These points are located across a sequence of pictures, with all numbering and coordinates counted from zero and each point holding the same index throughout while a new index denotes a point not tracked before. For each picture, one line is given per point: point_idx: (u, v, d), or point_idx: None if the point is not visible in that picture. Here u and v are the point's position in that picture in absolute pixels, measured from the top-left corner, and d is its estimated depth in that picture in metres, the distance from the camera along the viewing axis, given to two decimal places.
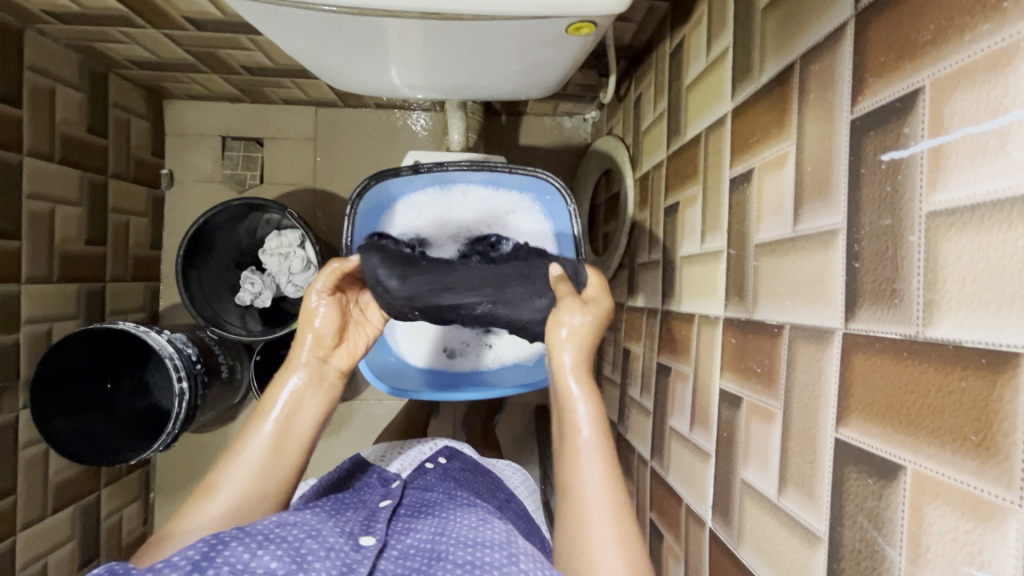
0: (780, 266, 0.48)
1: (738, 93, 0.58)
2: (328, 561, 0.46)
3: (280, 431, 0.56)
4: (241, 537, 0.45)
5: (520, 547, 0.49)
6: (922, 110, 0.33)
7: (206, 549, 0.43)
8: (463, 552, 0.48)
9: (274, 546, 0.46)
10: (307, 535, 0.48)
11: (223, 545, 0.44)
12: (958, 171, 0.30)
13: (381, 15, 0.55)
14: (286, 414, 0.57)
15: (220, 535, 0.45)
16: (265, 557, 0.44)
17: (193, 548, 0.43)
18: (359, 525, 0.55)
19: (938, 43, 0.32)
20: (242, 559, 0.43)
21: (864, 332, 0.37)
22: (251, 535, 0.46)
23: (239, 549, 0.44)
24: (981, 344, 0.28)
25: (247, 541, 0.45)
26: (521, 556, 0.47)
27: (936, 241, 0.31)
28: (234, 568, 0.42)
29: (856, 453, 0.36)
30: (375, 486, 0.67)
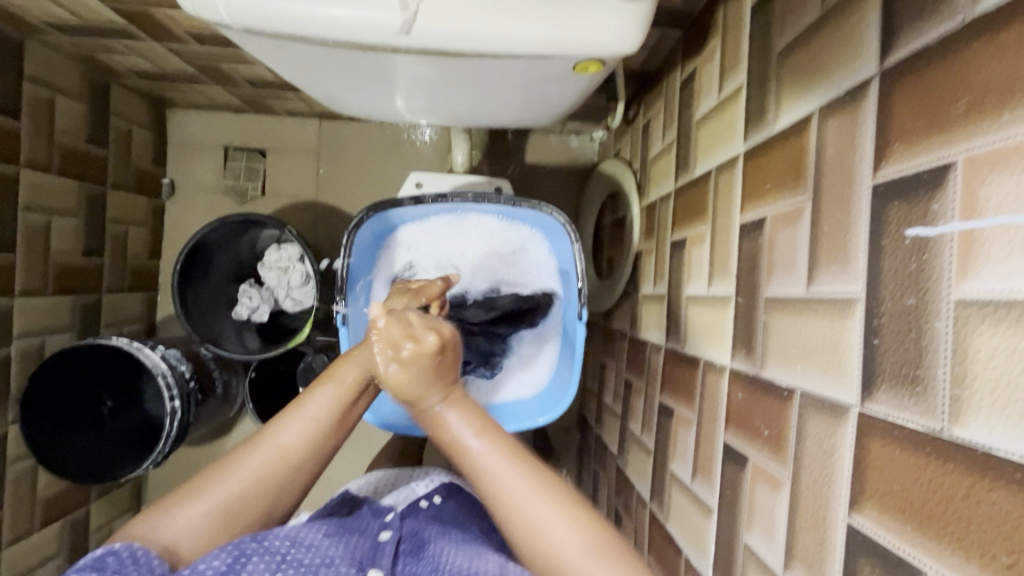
0: (791, 327, 0.45)
1: (750, 136, 0.55)
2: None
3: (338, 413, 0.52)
4: (262, 552, 0.44)
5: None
6: (953, 188, 0.30)
7: (231, 561, 0.43)
8: None
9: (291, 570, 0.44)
10: (321, 563, 0.46)
11: (246, 559, 0.43)
12: (992, 261, 0.28)
13: (382, 49, 0.53)
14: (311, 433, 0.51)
15: (242, 546, 0.44)
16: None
17: (217, 557, 0.43)
18: (365, 556, 0.51)
19: (972, 117, 0.29)
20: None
21: (883, 416, 0.34)
22: (270, 552, 0.45)
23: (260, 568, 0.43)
24: (1014, 456, 0.26)
25: (267, 560, 0.44)
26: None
27: (964, 333, 0.29)
28: None
29: (870, 544, 0.34)
30: (369, 518, 0.60)
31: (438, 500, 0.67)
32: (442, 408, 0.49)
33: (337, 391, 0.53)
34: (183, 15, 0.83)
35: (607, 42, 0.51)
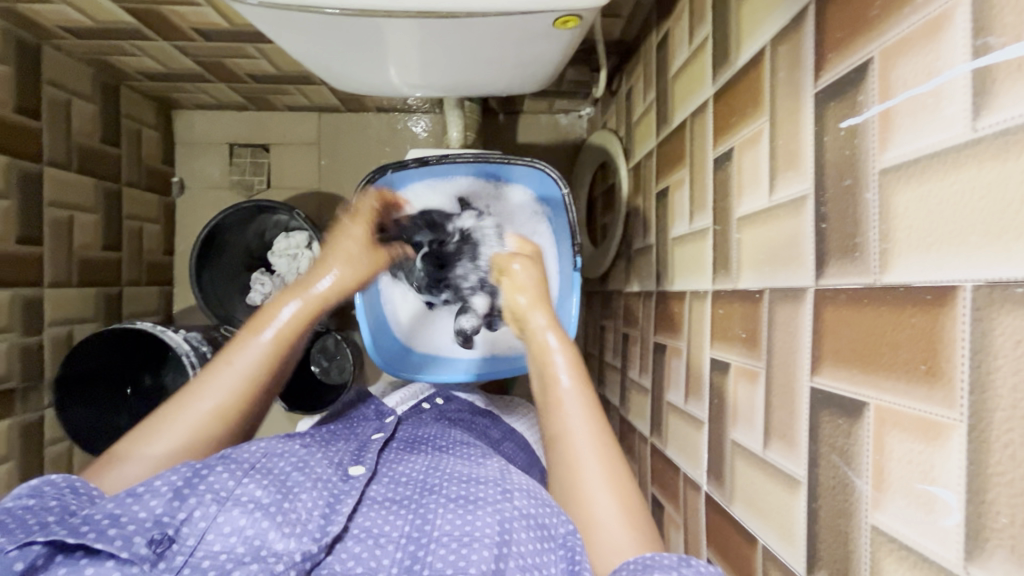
0: (759, 236, 0.51)
1: (718, 78, 0.61)
2: (316, 491, 0.53)
3: (282, 342, 0.61)
4: (226, 462, 0.52)
5: (514, 482, 0.53)
6: (873, 79, 0.36)
7: (190, 475, 0.50)
8: (455, 487, 0.53)
9: (259, 475, 0.52)
10: (295, 467, 0.54)
11: (206, 472, 0.50)
12: (904, 128, 0.33)
13: (378, 16, 0.59)
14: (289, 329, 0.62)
15: (206, 461, 0.51)
16: (250, 486, 0.50)
17: (177, 472, 0.49)
18: (348, 457, 0.60)
19: (885, 16, 0.35)
20: (226, 486, 0.50)
21: (833, 285, 0.39)
22: (237, 462, 0.52)
23: (224, 476, 0.50)
24: (926, 282, 0.31)
25: (233, 469, 0.51)
26: (514, 493, 0.51)
27: (888, 195, 0.34)
28: (218, 495, 0.49)
29: (828, 397, 0.39)
30: (374, 419, 0.70)
31: (441, 401, 0.81)
32: (568, 397, 0.58)
33: (269, 340, 0.61)
34: (190, 10, 0.89)
35: None
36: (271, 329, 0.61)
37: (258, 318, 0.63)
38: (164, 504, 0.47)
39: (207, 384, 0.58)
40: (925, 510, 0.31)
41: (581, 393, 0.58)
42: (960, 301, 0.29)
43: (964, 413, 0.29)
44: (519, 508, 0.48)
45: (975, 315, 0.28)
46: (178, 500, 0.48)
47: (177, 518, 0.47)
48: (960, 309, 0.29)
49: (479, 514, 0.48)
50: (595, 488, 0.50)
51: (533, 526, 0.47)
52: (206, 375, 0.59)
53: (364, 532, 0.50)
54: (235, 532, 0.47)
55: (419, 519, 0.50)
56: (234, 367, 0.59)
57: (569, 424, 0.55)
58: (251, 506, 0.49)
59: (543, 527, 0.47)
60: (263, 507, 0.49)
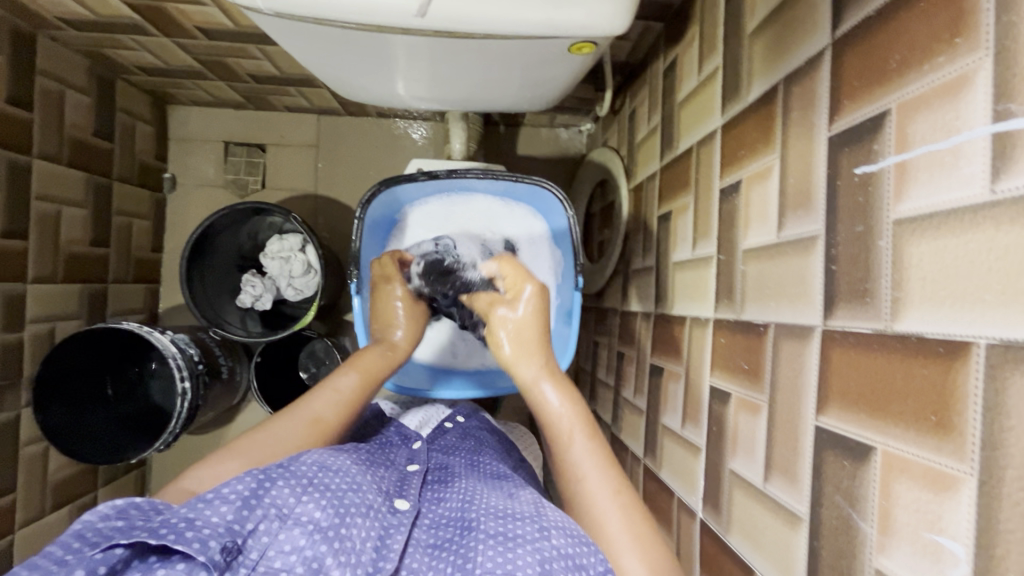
0: (765, 270, 0.51)
1: (727, 110, 0.62)
2: (367, 520, 0.47)
3: (323, 424, 0.61)
4: (286, 477, 0.48)
5: (550, 518, 0.49)
6: (889, 129, 0.37)
7: (255, 486, 0.46)
8: (496, 523, 0.48)
9: (317, 494, 0.47)
10: (349, 488, 0.49)
11: (270, 484, 0.47)
12: (919, 183, 0.34)
13: (393, 31, 0.59)
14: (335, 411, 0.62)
15: (269, 472, 0.48)
16: (309, 505, 0.46)
17: (242, 482, 0.46)
18: (392, 488, 0.56)
19: (903, 71, 0.36)
20: (287, 503, 0.46)
21: (841, 328, 0.40)
22: (296, 476, 0.49)
23: (285, 492, 0.47)
24: (938, 335, 0.32)
25: (294, 485, 0.47)
26: (552, 530, 0.47)
27: (902, 245, 0.35)
28: (279, 511, 0.45)
29: (833, 438, 0.40)
30: (400, 445, 0.68)
31: (462, 419, 0.77)
32: (579, 451, 0.57)
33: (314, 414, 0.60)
34: (195, 9, 0.88)
35: (599, 23, 0.57)
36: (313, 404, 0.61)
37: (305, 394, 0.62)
38: (234, 511, 0.44)
39: (243, 444, 0.57)
40: (932, 558, 0.32)
41: (591, 442, 0.58)
42: (973, 358, 0.30)
43: (976, 467, 0.29)
44: (558, 549, 0.44)
45: (988, 372, 0.29)
46: (247, 509, 0.44)
47: (245, 528, 0.43)
48: (973, 365, 0.30)
49: (518, 551, 0.44)
50: (607, 510, 0.52)
51: (571, 567, 0.43)
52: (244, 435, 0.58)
53: (411, 574, 0.45)
54: (294, 552, 0.43)
55: (461, 558, 0.45)
56: (274, 433, 0.58)
57: (589, 490, 0.54)
58: (310, 529, 0.45)
59: (580, 568, 0.44)
60: (320, 530, 0.45)
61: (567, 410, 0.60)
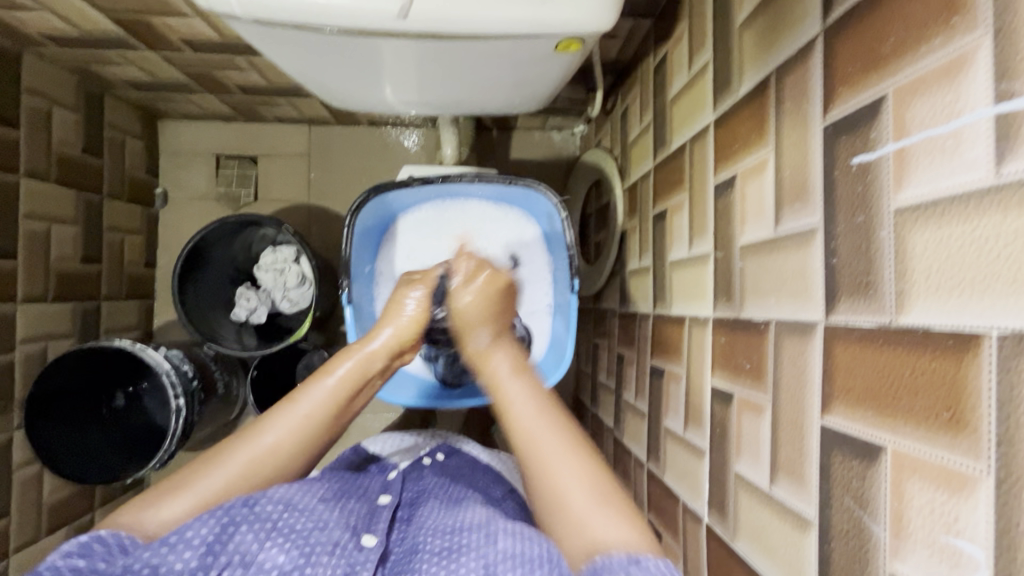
0: (763, 266, 0.50)
1: (719, 104, 0.60)
2: (333, 558, 0.47)
3: (322, 411, 0.57)
4: (251, 520, 0.48)
5: (500, 526, 0.49)
6: (886, 117, 0.35)
7: (218, 531, 0.47)
8: (440, 540, 0.49)
9: (281, 539, 0.48)
10: (314, 527, 0.49)
11: (234, 529, 0.47)
12: (921, 170, 0.33)
13: (376, 34, 0.58)
14: (353, 383, 0.60)
15: (231, 513, 0.48)
16: (272, 551, 0.47)
17: (205, 526, 0.47)
18: (362, 521, 0.54)
19: (898, 55, 0.35)
20: (250, 550, 0.46)
21: (844, 322, 0.39)
22: (260, 519, 0.48)
23: (248, 537, 0.47)
24: (949, 327, 0.31)
25: (257, 529, 0.48)
26: (499, 536, 0.47)
27: (905, 235, 0.34)
28: (244, 559, 0.46)
29: (840, 438, 0.39)
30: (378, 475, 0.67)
31: (441, 457, 0.74)
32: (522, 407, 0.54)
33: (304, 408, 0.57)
34: (179, 22, 0.87)
35: (586, 18, 0.55)
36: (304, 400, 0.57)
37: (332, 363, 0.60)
38: (197, 558, 0.45)
39: (253, 433, 0.55)
40: (950, 563, 0.30)
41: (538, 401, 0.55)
42: (985, 351, 0.28)
43: (992, 465, 0.28)
44: (503, 551, 0.45)
45: (1001, 363, 0.28)
46: (210, 556, 0.45)
47: None
48: (985, 357, 0.28)
49: (462, 560, 0.45)
50: (555, 458, 0.50)
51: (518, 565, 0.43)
52: (274, 410, 0.57)
53: None
54: None
55: None
56: (304, 407, 0.57)
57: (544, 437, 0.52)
58: (273, 573, 0.45)
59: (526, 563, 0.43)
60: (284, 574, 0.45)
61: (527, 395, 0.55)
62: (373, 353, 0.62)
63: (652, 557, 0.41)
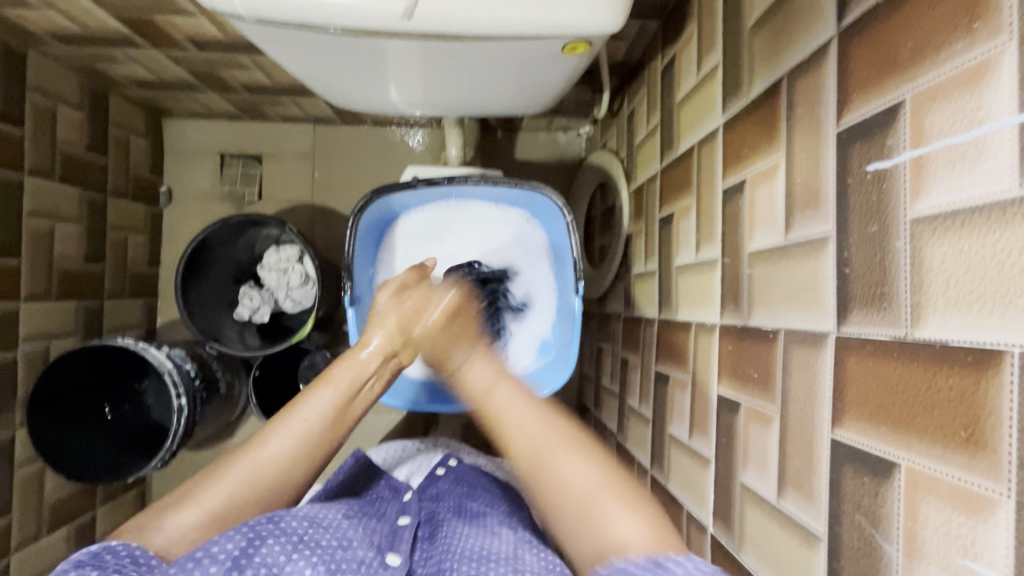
0: (773, 274, 0.49)
1: (728, 108, 0.59)
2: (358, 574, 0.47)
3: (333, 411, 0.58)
4: (277, 534, 0.47)
5: (526, 562, 0.49)
6: (903, 124, 0.34)
7: (244, 545, 0.45)
8: (469, 566, 0.47)
9: (309, 551, 0.47)
10: (339, 546, 0.50)
11: (260, 543, 0.45)
12: (939, 179, 0.32)
13: (381, 35, 0.57)
14: (354, 387, 0.61)
15: (258, 529, 0.47)
16: (299, 563, 0.45)
17: (232, 540, 0.45)
18: (384, 540, 0.55)
19: (916, 60, 0.34)
20: (277, 561, 0.45)
21: (857, 335, 0.38)
22: (287, 534, 0.48)
23: (276, 549, 0.46)
24: (968, 343, 0.29)
25: (284, 542, 0.47)
26: (525, 571, 0.47)
27: (922, 246, 0.33)
28: (270, 569, 0.44)
29: (852, 452, 0.38)
30: (391, 498, 0.66)
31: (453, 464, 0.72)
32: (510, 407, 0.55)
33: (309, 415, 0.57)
34: (184, 21, 0.87)
35: (593, 20, 0.55)
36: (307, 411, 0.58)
37: (331, 371, 0.61)
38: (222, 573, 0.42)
39: (271, 431, 0.56)
40: None
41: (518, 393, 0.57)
42: (1006, 369, 0.27)
43: (1012, 488, 0.27)
44: None
45: (1023, 382, 0.27)
46: (235, 570, 0.43)
47: None
48: (1006, 375, 0.27)
49: None
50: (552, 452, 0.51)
51: None
52: (275, 420, 0.57)
53: None
54: None
55: None
56: (304, 416, 0.57)
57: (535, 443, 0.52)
58: None
59: None
60: None
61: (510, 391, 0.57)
62: (369, 357, 0.64)
63: (678, 560, 0.40)
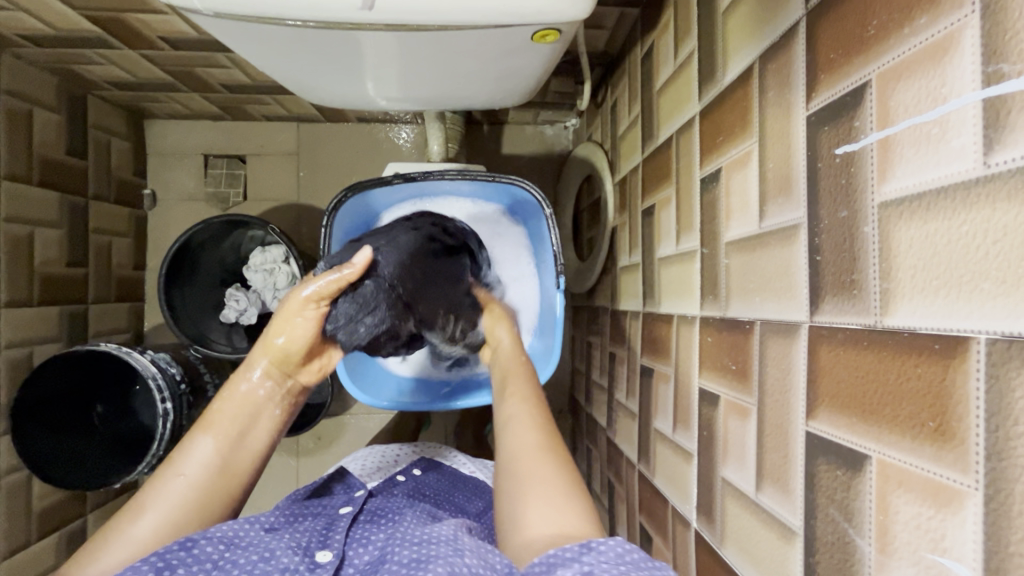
0: (748, 263, 0.48)
1: (704, 95, 0.58)
2: None
3: (221, 458, 0.51)
4: (189, 562, 0.43)
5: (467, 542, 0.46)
6: (870, 104, 0.33)
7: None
8: (410, 550, 0.46)
9: None
10: (259, 559, 0.46)
11: (170, 574, 0.42)
12: (905, 161, 0.30)
13: (348, 27, 0.56)
14: (239, 427, 0.53)
15: (165, 558, 0.43)
16: None
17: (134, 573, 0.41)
18: (314, 540, 0.53)
19: (882, 37, 0.32)
20: None
21: (828, 324, 0.37)
22: (200, 560, 0.44)
23: None
24: (934, 330, 0.28)
25: (197, 569, 0.43)
26: (467, 550, 0.44)
27: (889, 230, 0.32)
28: None
29: (824, 444, 0.37)
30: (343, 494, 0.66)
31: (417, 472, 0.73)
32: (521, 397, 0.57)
33: (188, 476, 0.50)
34: (156, 19, 0.85)
35: (562, 7, 0.53)
36: (183, 472, 0.50)
37: (209, 416, 0.53)
38: None
39: (142, 503, 0.48)
40: None
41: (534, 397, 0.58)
42: (973, 355, 0.26)
43: (980, 480, 0.26)
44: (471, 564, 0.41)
45: (990, 370, 0.26)
46: None
47: None
48: (974, 362, 0.26)
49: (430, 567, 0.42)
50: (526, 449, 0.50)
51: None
52: (147, 489, 0.49)
53: None
54: None
55: None
56: (181, 479, 0.49)
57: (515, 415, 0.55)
58: None
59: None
60: None
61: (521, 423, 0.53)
62: (255, 386, 0.55)
63: (602, 537, 0.38)
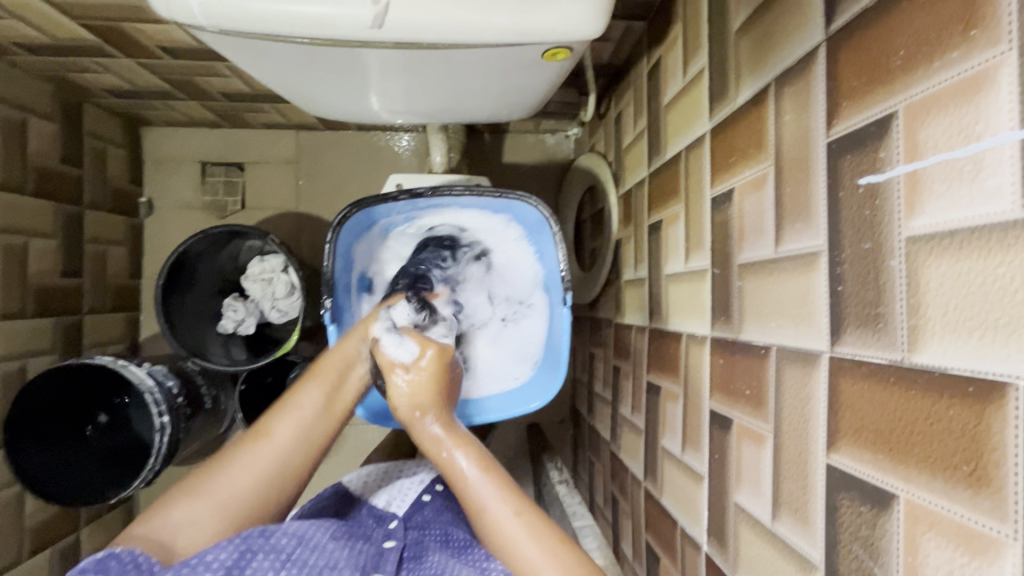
0: (763, 287, 0.47)
1: (715, 114, 0.58)
2: None
3: (333, 406, 0.59)
4: (267, 549, 0.47)
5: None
6: (896, 135, 0.33)
7: (236, 557, 0.45)
8: None
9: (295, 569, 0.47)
10: (324, 565, 0.49)
11: (252, 555, 0.46)
12: (935, 196, 0.30)
13: (355, 44, 0.55)
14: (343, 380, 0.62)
15: (249, 541, 0.47)
16: None
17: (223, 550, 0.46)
18: (365, 561, 0.54)
19: (909, 68, 0.32)
20: None
21: (851, 356, 0.36)
22: (276, 550, 0.48)
23: (265, 564, 0.46)
24: (968, 371, 0.28)
25: (273, 559, 0.47)
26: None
27: (917, 266, 0.31)
28: None
29: (847, 479, 0.36)
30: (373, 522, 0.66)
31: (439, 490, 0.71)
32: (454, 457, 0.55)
33: (314, 406, 0.58)
34: (155, 29, 0.84)
35: (573, 25, 0.53)
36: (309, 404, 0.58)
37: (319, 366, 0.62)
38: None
39: (274, 425, 0.56)
40: None
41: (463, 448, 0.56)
42: (1010, 401, 0.26)
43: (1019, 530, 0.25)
44: None
45: None
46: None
47: None
48: (1011, 408, 0.26)
49: None
50: (489, 498, 0.52)
51: None
52: (277, 414, 0.57)
53: None
54: None
55: None
56: (305, 411, 0.57)
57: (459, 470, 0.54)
58: None
59: None
60: None
61: (473, 460, 0.55)
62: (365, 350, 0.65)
63: None
